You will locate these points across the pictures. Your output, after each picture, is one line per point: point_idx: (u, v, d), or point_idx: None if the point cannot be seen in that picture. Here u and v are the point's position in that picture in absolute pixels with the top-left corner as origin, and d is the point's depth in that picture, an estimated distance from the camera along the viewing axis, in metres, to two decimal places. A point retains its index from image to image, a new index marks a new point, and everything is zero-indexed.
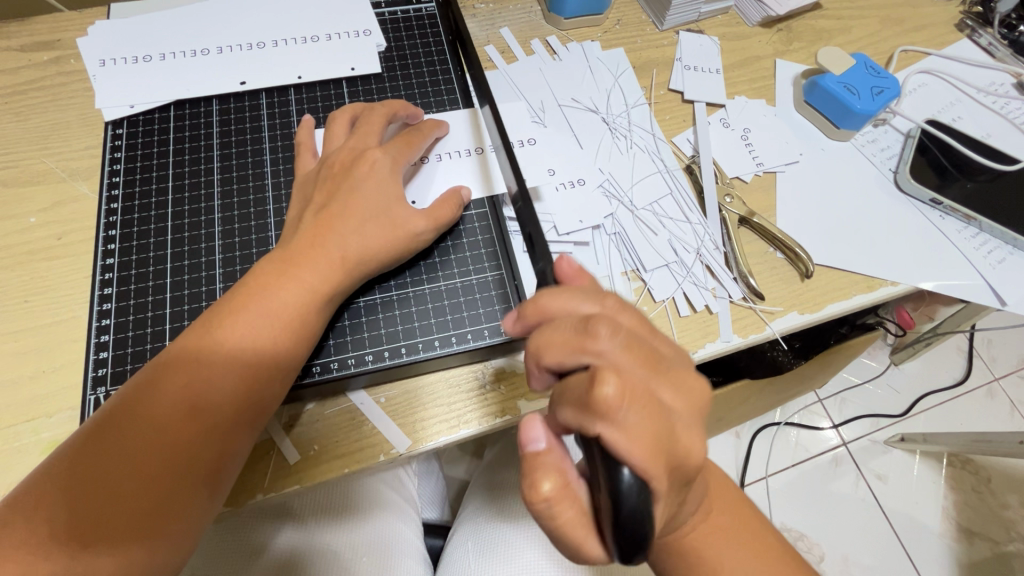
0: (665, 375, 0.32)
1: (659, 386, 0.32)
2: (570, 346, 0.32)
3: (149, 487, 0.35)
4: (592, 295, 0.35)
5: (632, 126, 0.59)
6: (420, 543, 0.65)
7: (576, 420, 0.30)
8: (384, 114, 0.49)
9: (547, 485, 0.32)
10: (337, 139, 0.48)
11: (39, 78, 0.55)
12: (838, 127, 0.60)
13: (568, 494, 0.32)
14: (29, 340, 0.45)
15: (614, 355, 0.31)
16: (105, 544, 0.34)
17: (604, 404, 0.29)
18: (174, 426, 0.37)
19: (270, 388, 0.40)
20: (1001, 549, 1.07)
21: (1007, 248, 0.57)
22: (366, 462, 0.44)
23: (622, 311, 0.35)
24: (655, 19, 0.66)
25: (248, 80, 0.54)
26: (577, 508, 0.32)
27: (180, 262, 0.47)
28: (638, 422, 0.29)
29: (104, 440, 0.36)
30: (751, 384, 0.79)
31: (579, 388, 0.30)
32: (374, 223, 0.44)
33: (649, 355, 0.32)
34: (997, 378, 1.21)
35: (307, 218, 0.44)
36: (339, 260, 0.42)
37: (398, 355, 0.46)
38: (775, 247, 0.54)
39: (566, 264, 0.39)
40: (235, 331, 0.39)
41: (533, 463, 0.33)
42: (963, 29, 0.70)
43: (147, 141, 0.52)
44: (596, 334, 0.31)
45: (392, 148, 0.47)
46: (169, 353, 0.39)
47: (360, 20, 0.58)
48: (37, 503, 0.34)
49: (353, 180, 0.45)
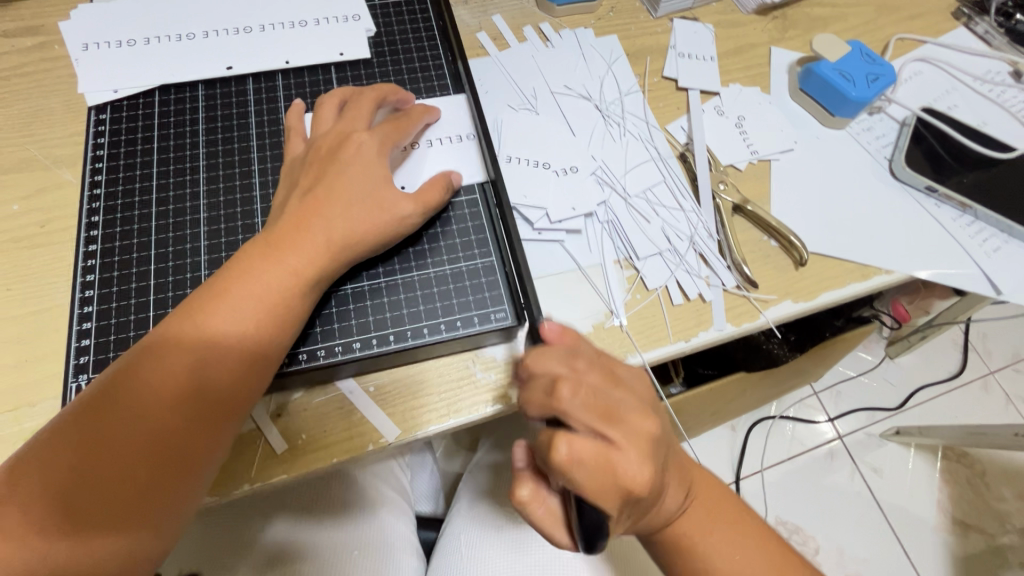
0: (620, 423, 0.36)
1: (615, 432, 0.35)
2: (541, 407, 0.36)
3: (130, 476, 0.35)
4: (566, 358, 0.37)
5: (624, 113, 0.58)
6: (414, 538, 0.64)
7: (545, 466, 0.35)
8: (373, 99, 0.49)
9: (523, 491, 0.40)
10: (325, 122, 0.48)
11: (22, 64, 0.54)
12: (833, 114, 0.60)
13: (540, 496, 0.40)
14: (10, 328, 0.44)
15: (577, 414, 0.35)
16: (87, 529, 0.34)
17: (560, 464, 0.34)
18: (156, 412, 0.36)
19: (254, 375, 0.39)
20: (995, 542, 1.08)
21: (1002, 237, 0.57)
22: (355, 451, 0.44)
23: (590, 366, 0.38)
24: (649, 7, 0.65)
25: (235, 65, 0.53)
26: (548, 508, 0.40)
27: (164, 249, 0.46)
28: (589, 474, 0.34)
29: (85, 426, 0.35)
30: (745, 375, 0.78)
31: (541, 449, 0.36)
32: (361, 206, 0.43)
33: (606, 407, 0.36)
34: (992, 371, 1.21)
35: (293, 202, 0.43)
36: (324, 244, 0.42)
37: (387, 343, 0.45)
38: (769, 235, 0.54)
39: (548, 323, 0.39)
40: (220, 317, 0.38)
41: (514, 477, 0.40)
42: (959, 17, 0.70)
43: (131, 126, 0.51)
44: (558, 395, 0.35)
45: (380, 132, 0.47)
46: (152, 338, 0.38)
47: (348, 6, 0.57)
48: (17, 488, 0.34)
49: (340, 163, 0.44)
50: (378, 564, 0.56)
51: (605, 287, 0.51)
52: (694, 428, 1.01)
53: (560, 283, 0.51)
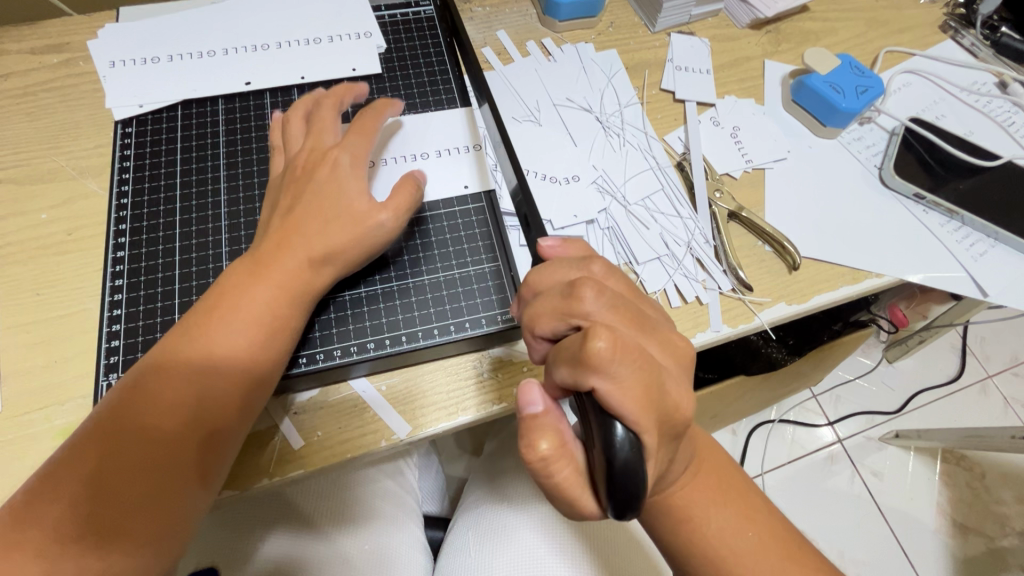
0: (646, 330, 0.35)
1: (641, 339, 0.35)
2: (559, 310, 0.35)
3: (144, 476, 0.37)
4: (577, 263, 0.39)
5: (624, 125, 0.61)
6: (421, 535, 0.66)
7: (571, 374, 0.32)
8: (332, 107, 0.51)
9: (544, 445, 0.34)
10: (295, 139, 0.49)
11: (50, 79, 0.57)
12: (825, 124, 0.62)
13: (565, 453, 0.34)
14: (40, 331, 0.47)
15: (602, 315, 0.34)
16: (112, 532, 0.35)
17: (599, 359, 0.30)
18: (171, 417, 0.38)
19: (255, 378, 0.41)
20: (995, 544, 1.09)
21: (988, 242, 0.59)
22: (369, 447, 0.46)
23: (608, 275, 0.39)
24: (647, 21, 0.68)
25: (253, 80, 0.56)
26: (574, 467, 0.34)
27: (188, 255, 0.49)
28: (628, 373, 0.31)
29: (102, 437, 0.37)
30: (745, 380, 0.80)
31: (573, 344, 0.33)
32: (333, 223, 0.44)
33: (630, 314, 0.35)
34: (990, 375, 1.23)
35: (275, 222, 0.45)
36: (306, 259, 0.43)
37: (399, 343, 0.47)
38: (763, 241, 0.56)
39: (550, 240, 0.41)
40: (225, 324, 0.41)
41: (530, 425, 0.34)
42: (947, 30, 0.72)
43: (155, 138, 0.54)
44: (580, 296, 0.34)
45: (347, 143, 0.48)
46: (159, 352, 0.40)
47: (360, 23, 0.60)
48: (43, 501, 0.36)
49: (313, 184, 0.46)
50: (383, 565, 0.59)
51: None
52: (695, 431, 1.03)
53: None
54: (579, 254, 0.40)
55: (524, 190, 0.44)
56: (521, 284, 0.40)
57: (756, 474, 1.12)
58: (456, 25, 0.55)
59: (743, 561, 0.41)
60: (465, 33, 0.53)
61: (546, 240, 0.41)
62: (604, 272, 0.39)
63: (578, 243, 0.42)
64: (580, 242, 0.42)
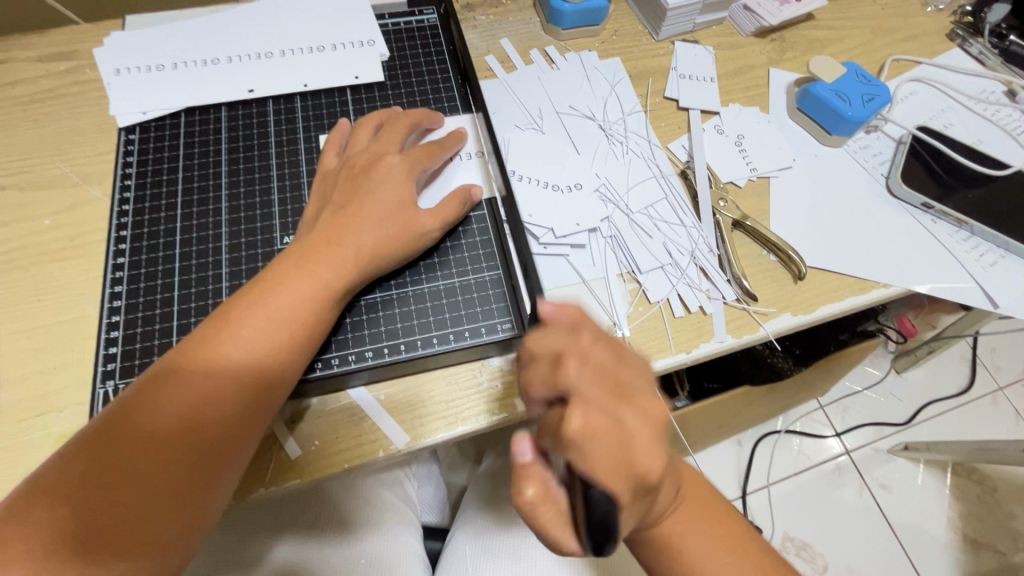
0: (629, 400, 0.33)
1: (623, 409, 0.33)
2: (545, 377, 0.35)
3: (161, 477, 0.37)
4: (568, 332, 0.37)
5: (628, 132, 0.61)
6: (421, 547, 0.65)
7: (552, 448, 0.32)
8: (405, 124, 0.52)
9: (529, 490, 0.34)
10: (361, 143, 0.51)
11: (56, 87, 0.57)
12: (831, 133, 0.61)
13: (549, 498, 0.34)
14: (40, 338, 0.47)
15: (585, 387, 0.33)
16: (125, 531, 0.35)
17: (571, 438, 0.30)
18: (185, 419, 0.38)
19: (278, 384, 0.41)
20: (1007, 560, 1.06)
21: (998, 252, 0.58)
22: (365, 457, 0.45)
23: (596, 343, 0.36)
24: (651, 30, 0.68)
25: (256, 88, 0.56)
26: (557, 511, 0.34)
27: (187, 262, 0.49)
28: (600, 449, 0.30)
29: (118, 432, 0.37)
30: (750, 390, 0.79)
31: (553, 421, 0.33)
32: (388, 224, 0.46)
33: (613, 385, 0.33)
34: (1001, 386, 1.21)
35: (326, 217, 0.46)
36: (353, 255, 0.44)
37: (398, 352, 0.47)
38: (768, 250, 0.55)
39: (545, 305, 0.39)
40: (253, 325, 0.40)
41: (518, 472, 0.34)
42: (954, 39, 0.72)
43: (158, 146, 0.54)
44: (563, 366, 0.34)
45: (410, 156, 0.49)
46: (183, 348, 0.40)
47: (364, 32, 0.60)
48: (52, 491, 0.35)
49: (369, 181, 0.47)
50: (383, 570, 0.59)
51: (610, 300, 0.52)
52: (700, 442, 1.02)
53: (566, 295, 0.53)
54: (570, 321, 0.38)
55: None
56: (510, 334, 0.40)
57: (763, 485, 1.11)
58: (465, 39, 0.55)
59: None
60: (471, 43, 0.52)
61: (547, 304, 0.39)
62: (593, 341, 0.36)
63: (572, 307, 0.39)
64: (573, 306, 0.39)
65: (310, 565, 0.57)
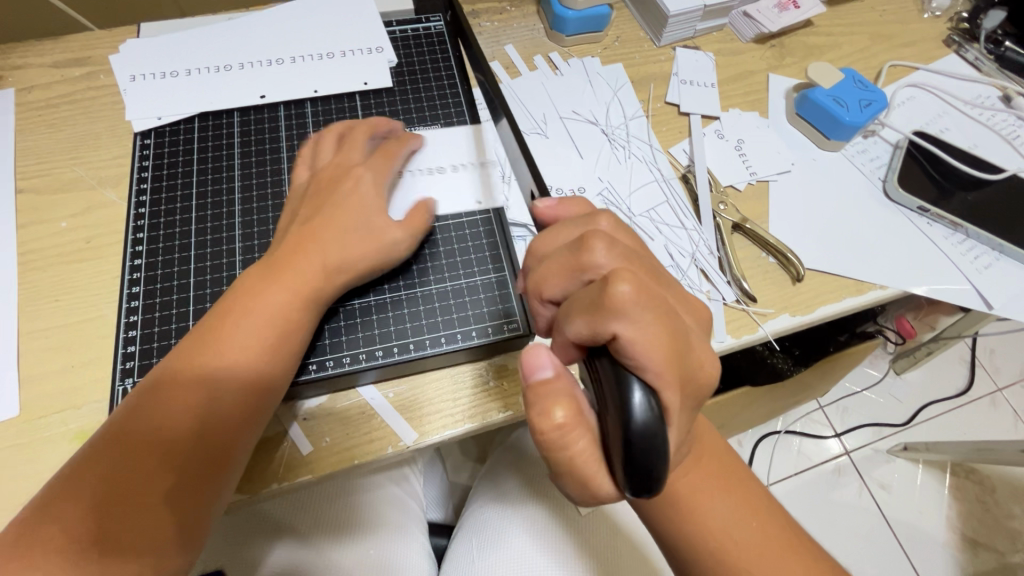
0: (663, 284, 0.36)
1: (662, 291, 0.35)
2: (569, 267, 0.35)
3: (160, 482, 0.38)
4: (583, 221, 0.38)
5: (630, 137, 0.62)
6: (425, 542, 0.66)
7: (588, 325, 0.31)
8: (365, 132, 0.52)
9: (559, 413, 0.33)
10: (324, 155, 0.51)
11: (72, 92, 0.59)
12: (829, 138, 0.63)
13: (581, 422, 0.33)
14: (58, 337, 0.48)
15: (614, 263, 0.34)
16: (129, 536, 0.36)
17: (621, 303, 0.30)
18: (175, 428, 0.39)
19: (266, 383, 0.42)
20: (1006, 560, 1.07)
21: (993, 254, 0.59)
22: (376, 453, 0.46)
23: (616, 231, 0.39)
24: (653, 36, 0.69)
25: (267, 94, 0.57)
26: (589, 437, 0.33)
27: (202, 263, 0.50)
28: (650, 319, 0.31)
29: (111, 447, 0.38)
30: (751, 390, 0.80)
31: (589, 293, 0.32)
32: (357, 237, 0.46)
33: (644, 265, 0.36)
34: (999, 388, 1.22)
35: (294, 229, 0.47)
36: (320, 266, 0.45)
37: (407, 351, 0.48)
38: (767, 252, 0.57)
39: (548, 200, 0.40)
40: (237, 331, 0.42)
41: (544, 391, 0.34)
42: (950, 45, 0.73)
43: (173, 150, 0.55)
44: (591, 248, 0.34)
45: (374, 164, 0.50)
46: (172, 360, 0.42)
47: (372, 39, 0.61)
48: (48, 509, 0.36)
49: (336, 195, 0.47)
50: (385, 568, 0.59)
51: None
52: None
53: None
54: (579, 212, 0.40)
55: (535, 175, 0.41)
56: (526, 254, 0.40)
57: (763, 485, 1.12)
58: (461, 29, 0.54)
59: (743, 553, 0.40)
60: (472, 36, 0.50)
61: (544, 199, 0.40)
62: (612, 227, 0.39)
63: (577, 202, 0.41)
64: (577, 199, 0.41)
65: (311, 565, 0.58)
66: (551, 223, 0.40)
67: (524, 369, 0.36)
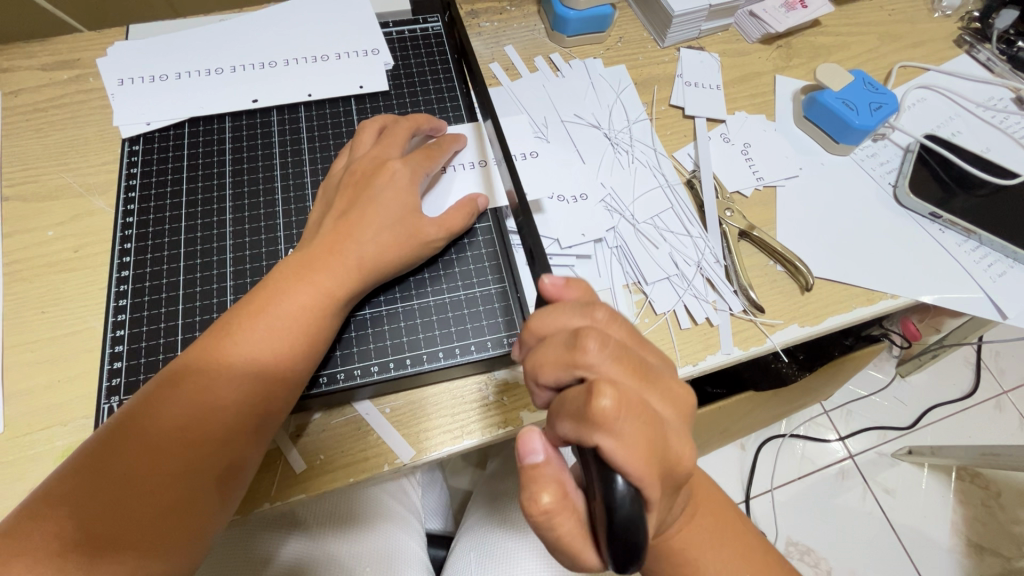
0: (654, 384, 0.33)
1: (650, 393, 0.33)
2: (562, 363, 0.33)
3: (168, 485, 0.36)
4: (582, 309, 0.36)
5: (633, 141, 0.60)
6: (424, 554, 0.64)
7: (574, 431, 0.30)
8: (408, 128, 0.51)
9: (546, 498, 0.32)
10: (363, 146, 0.50)
11: (59, 96, 0.57)
12: (838, 141, 0.61)
13: (567, 505, 0.33)
14: (45, 350, 0.47)
15: (606, 366, 0.32)
16: (133, 539, 0.35)
17: (603, 419, 0.29)
18: (190, 432, 0.37)
19: (284, 389, 0.41)
20: (1012, 565, 1.06)
21: (1007, 262, 0.57)
22: (372, 471, 0.45)
23: (613, 323, 0.35)
24: (656, 37, 0.67)
25: (260, 98, 0.56)
26: (577, 519, 0.32)
27: (192, 275, 0.49)
28: (633, 431, 0.29)
29: (123, 443, 0.36)
30: (755, 395, 0.79)
31: (577, 399, 0.31)
32: (392, 232, 0.45)
33: (637, 365, 0.33)
34: (1005, 390, 1.20)
35: (328, 222, 0.45)
36: (355, 264, 0.44)
37: (403, 366, 0.46)
38: (775, 260, 0.55)
39: (553, 279, 0.38)
40: (257, 334, 0.40)
41: (532, 475, 0.33)
42: (961, 45, 0.71)
43: (162, 156, 0.54)
44: (584, 348, 0.32)
45: (412, 160, 0.49)
46: (190, 355, 0.40)
47: (368, 40, 0.59)
48: (58, 501, 0.35)
49: (373, 188, 0.46)
50: (390, 567, 0.59)
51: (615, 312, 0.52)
52: (702, 447, 1.02)
53: None
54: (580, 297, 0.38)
55: (523, 207, 0.40)
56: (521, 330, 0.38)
57: (766, 490, 1.10)
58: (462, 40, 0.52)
59: None
60: (475, 62, 0.49)
61: (549, 277, 0.38)
62: (609, 319, 0.35)
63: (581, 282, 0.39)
64: (582, 281, 0.39)
65: (315, 563, 0.57)
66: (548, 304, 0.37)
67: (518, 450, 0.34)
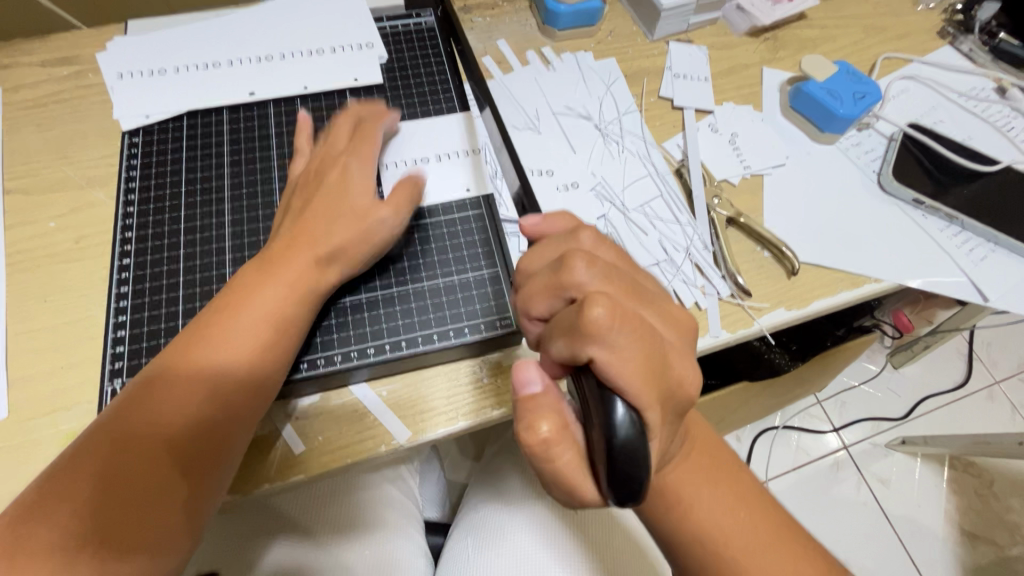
0: (643, 300, 0.36)
1: (639, 308, 0.36)
2: (551, 286, 0.36)
3: (156, 475, 0.37)
4: (565, 238, 0.39)
5: (623, 132, 0.62)
6: (422, 540, 0.65)
7: (568, 346, 0.33)
8: (348, 121, 0.52)
9: (545, 427, 0.34)
10: (304, 153, 0.52)
11: (59, 91, 0.58)
12: (824, 130, 0.63)
13: (566, 436, 0.34)
14: (48, 339, 0.48)
15: (594, 286, 0.35)
16: (123, 530, 0.35)
17: (593, 325, 0.32)
18: (173, 421, 0.38)
19: (266, 381, 0.42)
20: (1004, 553, 1.07)
21: (988, 246, 0.59)
22: (368, 452, 0.46)
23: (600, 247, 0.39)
24: (646, 30, 0.68)
25: (256, 91, 0.57)
26: (575, 449, 0.34)
27: (191, 262, 0.50)
28: (625, 342, 0.32)
29: (109, 439, 0.37)
30: (748, 385, 0.80)
31: (569, 316, 0.33)
32: (343, 221, 0.46)
33: (624, 284, 0.36)
34: (997, 380, 1.22)
35: (288, 221, 0.47)
36: (316, 254, 0.45)
37: (399, 348, 0.48)
38: (763, 246, 0.56)
39: (533, 218, 0.41)
40: (237, 328, 0.42)
41: (528, 404, 0.35)
42: (945, 37, 0.73)
43: (162, 149, 0.55)
44: (570, 268, 0.35)
45: (355, 151, 0.50)
46: (172, 354, 0.41)
47: (362, 34, 0.60)
48: (49, 495, 0.35)
49: (325, 185, 0.48)
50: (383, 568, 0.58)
51: None
52: None
53: None
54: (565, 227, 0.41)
55: (526, 188, 0.44)
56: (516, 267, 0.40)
57: (762, 481, 1.12)
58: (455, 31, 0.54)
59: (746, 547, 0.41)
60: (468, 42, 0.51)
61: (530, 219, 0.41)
62: (594, 242, 0.39)
63: (564, 216, 0.42)
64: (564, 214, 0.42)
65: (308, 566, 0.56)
66: (537, 240, 0.40)
67: (514, 383, 0.36)
